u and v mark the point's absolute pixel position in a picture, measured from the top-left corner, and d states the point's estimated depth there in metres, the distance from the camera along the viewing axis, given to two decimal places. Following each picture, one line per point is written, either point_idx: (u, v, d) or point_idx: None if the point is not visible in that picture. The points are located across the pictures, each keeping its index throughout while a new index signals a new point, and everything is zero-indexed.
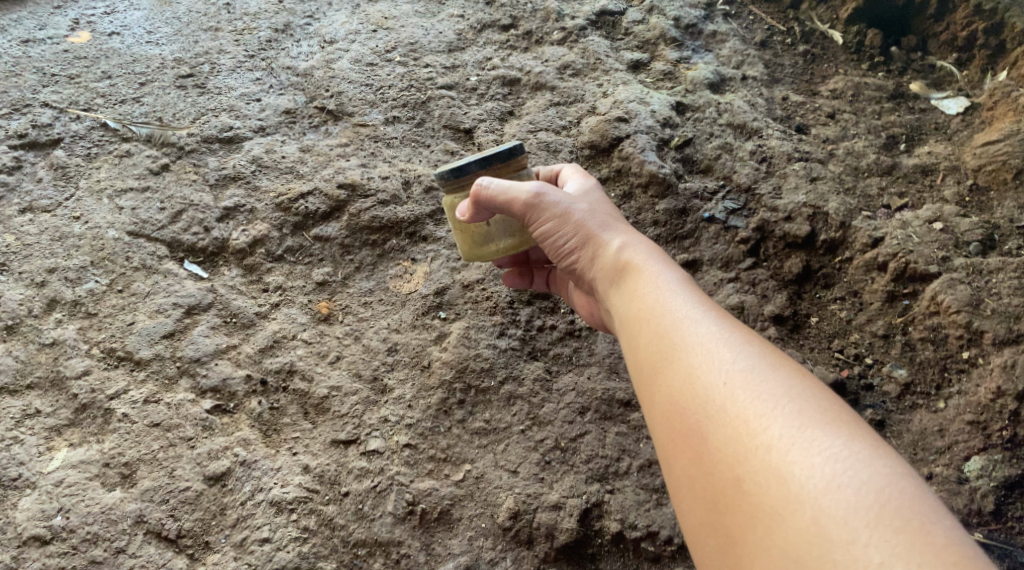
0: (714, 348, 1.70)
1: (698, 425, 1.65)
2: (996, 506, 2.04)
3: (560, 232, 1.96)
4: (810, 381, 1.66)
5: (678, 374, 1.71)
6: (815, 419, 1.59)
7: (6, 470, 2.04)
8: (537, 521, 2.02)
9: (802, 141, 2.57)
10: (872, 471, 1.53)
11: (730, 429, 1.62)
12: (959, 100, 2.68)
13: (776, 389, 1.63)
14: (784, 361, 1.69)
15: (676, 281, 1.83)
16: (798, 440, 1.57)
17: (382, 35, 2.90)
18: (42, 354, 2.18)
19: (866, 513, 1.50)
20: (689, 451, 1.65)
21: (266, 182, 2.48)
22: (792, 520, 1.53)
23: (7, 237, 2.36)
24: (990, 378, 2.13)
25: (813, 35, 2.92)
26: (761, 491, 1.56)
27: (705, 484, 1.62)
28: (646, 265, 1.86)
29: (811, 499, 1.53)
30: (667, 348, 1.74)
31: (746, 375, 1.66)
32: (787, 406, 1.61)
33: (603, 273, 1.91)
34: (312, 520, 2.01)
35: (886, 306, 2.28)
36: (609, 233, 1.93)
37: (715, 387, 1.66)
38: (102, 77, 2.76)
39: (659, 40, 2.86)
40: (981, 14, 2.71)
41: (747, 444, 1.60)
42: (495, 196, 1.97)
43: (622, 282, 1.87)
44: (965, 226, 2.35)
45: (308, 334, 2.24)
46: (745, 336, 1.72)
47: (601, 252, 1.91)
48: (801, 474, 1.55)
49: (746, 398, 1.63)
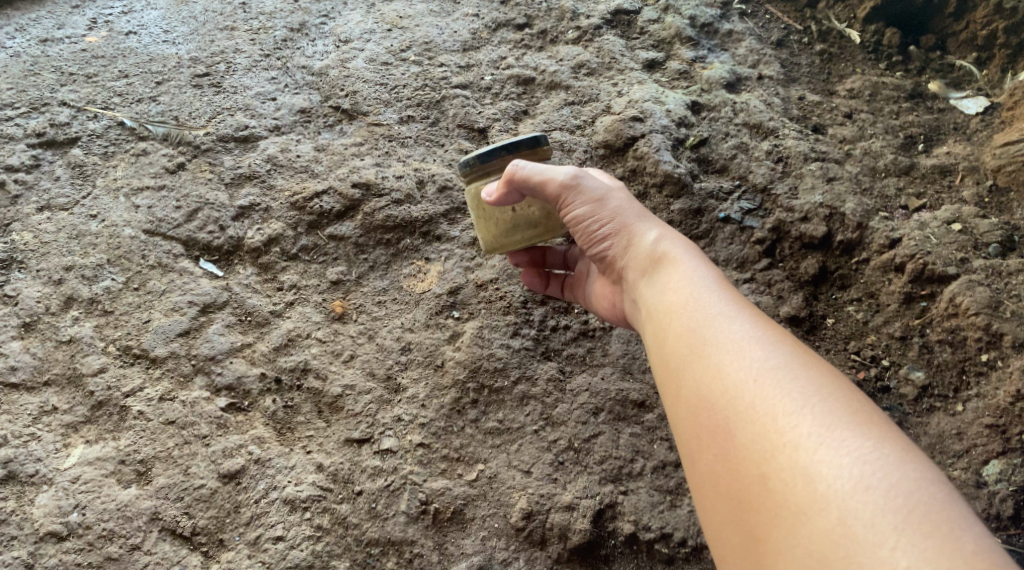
0: (746, 344, 1.70)
1: (726, 422, 1.65)
2: (1014, 510, 2.02)
3: (595, 216, 1.96)
4: (841, 382, 1.64)
5: (707, 368, 1.71)
6: (845, 419, 1.58)
7: (24, 466, 2.05)
8: (550, 521, 2.02)
9: (818, 141, 2.56)
10: (901, 473, 1.52)
11: (758, 426, 1.62)
12: (978, 100, 2.66)
13: (806, 388, 1.62)
14: (817, 361, 1.68)
15: (713, 277, 1.83)
16: (827, 439, 1.56)
17: (396, 35, 2.90)
18: (58, 352, 2.19)
19: (895, 516, 1.49)
20: (715, 447, 1.65)
21: (282, 180, 2.49)
22: (818, 520, 1.52)
23: (25, 235, 2.38)
24: (1010, 381, 2.12)
25: (830, 34, 2.90)
26: (787, 490, 1.56)
27: (729, 483, 1.62)
28: (682, 259, 1.87)
29: (838, 499, 1.52)
30: (698, 342, 1.74)
31: (775, 373, 1.65)
32: (817, 405, 1.60)
33: (637, 261, 1.92)
34: (326, 518, 2.01)
35: (903, 308, 2.27)
36: (647, 223, 1.94)
37: (744, 383, 1.66)
38: (119, 76, 2.77)
39: (674, 39, 2.85)
40: (1001, 13, 2.68)
41: (775, 441, 1.59)
42: (530, 176, 1.99)
43: (656, 273, 1.88)
44: (984, 228, 2.33)
45: (323, 332, 2.24)
46: (776, 334, 1.72)
47: (636, 240, 1.93)
48: (829, 473, 1.54)
49: (776, 395, 1.62)
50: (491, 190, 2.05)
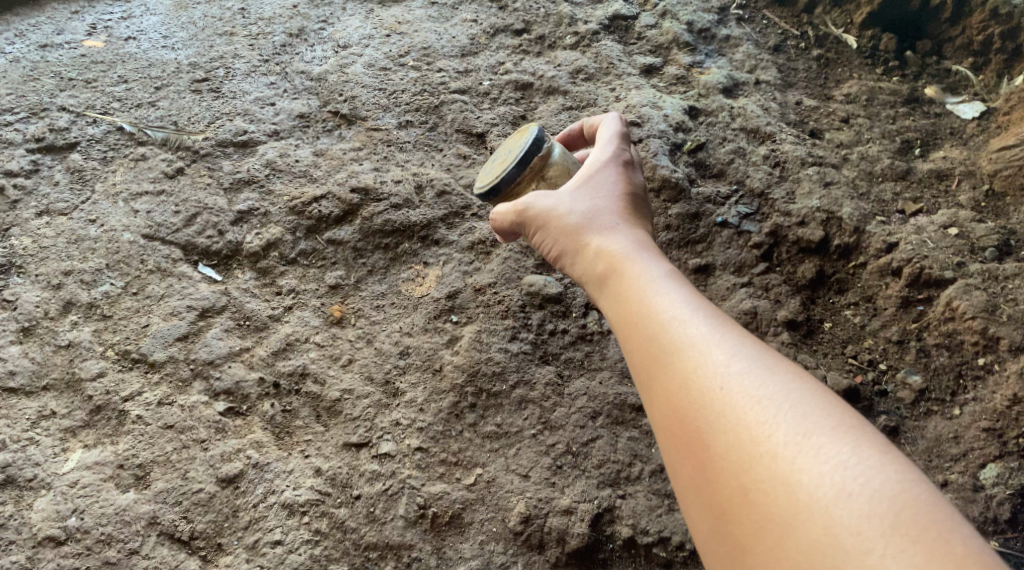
0: (706, 351, 1.69)
1: (700, 433, 1.64)
2: (1012, 514, 2.03)
3: (546, 236, 1.96)
4: (811, 384, 1.64)
5: (672, 380, 1.69)
6: (819, 425, 1.58)
7: (22, 470, 2.05)
8: (549, 525, 2.02)
9: (815, 146, 2.57)
10: (883, 478, 1.52)
11: (732, 436, 1.61)
12: (974, 104, 2.67)
13: (777, 394, 1.62)
14: (782, 363, 1.67)
15: (669, 280, 1.80)
16: (805, 447, 1.56)
17: (395, 40, 2.91)
18: (57, 356, 2.19)
19: (881, 521, 1.49)
20: (693, 459, 1.65)
21: (280, 185, 2.50)
22: (804, 530, 1.52)
23: (24, 240, 2.38)
24: (1006, 385, 2.12)
25: (827, 39, 2.91)
26: (769, 501, 1.56)
27: (710, 494, 1.62)
28: (633, 264, 1.83)
29: (822, 507, 1.52)
30: (658, 353, 1.73)
31: (744, 381, 1.64)
32: (791, 412, 1.60)
33: (591, 272, 1.89)
34: (324, 522, 2.02)
35: (900, 312, 2.27)
36: (599, 229, 1.91)
37: (713, 393, 1.65)
38: (118, 81, 2.78)
39: (672, 44, 2.87)
40: (997, 18, 2.69)
41: (752, 452, 1.59)
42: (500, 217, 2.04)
43: (609, 283, 1.85)
44: (981, 232, 2.34)
45: (321, 337, 2.25)
46: (740, 337, 1.70)
47: (587, 251, 1.90)
48: (810, 482, 1.54)
49: (746, 405, 1.62)
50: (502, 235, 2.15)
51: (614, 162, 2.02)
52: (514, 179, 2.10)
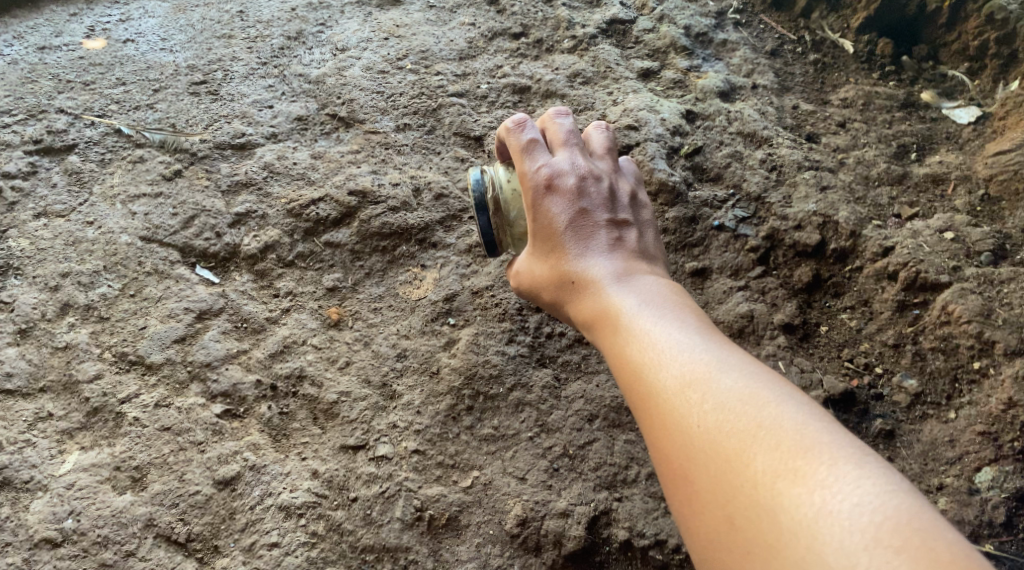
0: (679, 396, 1.69)
1: (684, 469, 1.65)
2: (1007, 517, 2.03)
3: (538, 298, 2.00)
4: (783, 404, 1.63)
5: (655, 429, 1.70)
6: (793, 447, 1.58)
7: (19, 472, 2.05)
8: (545, 528, 2.03)
9: (812, 150, 2.57)
10: (862, 492, 1.52)
11: (713, 469, 1.62)
12: (970, 109, 2.68)
13: (751, 422, 1.62)
14: (752, 383, 1.66)
15: (638, 318, 1.80)
16: (783, 471, 1.56)
17: (393, 43, 2.91)
18: (54, 358, 2.19)
19: (863, 536, 1.49)
20: (681, 494, 1.65)
21: (278, 188, 2.50)
22: (790, 552, 1.52)
23: (21, 241, 2.38)
24: (1001, 389, 2.13)
25: (824, 44, 2.93)
26: (754, 526, 1.56)
27: (699, 526, 1.63)
28: (610, 314, 1.84)
29: (805, 528, 1.52)
30: (639, 398, 1.74)
31: (717, 414, 1.64)
32: (767, 437, 1.60)
33: (578, 320, 1.92)
34: (321, 525, 2.02)
35: (896, 315, 2.28)
36: (575, 290, 1.92)
37: (691, 433, 1.65)
38: (116, 84, 2.78)
39: (669, 48, 2.87)
40: (992, 24, 2.69)
41: (734, 482, 1.59)
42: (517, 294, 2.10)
43: (594, 332, 1.88)
44: (976, 236, 2.34)
45: (319, 339, 2.25)
46: (709, 362, 1.70)
47: (569, 305, 1.93)
48: (791, 504, 1.54)
49: (721, 437, 1.62)
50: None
51: (541, 193, 1.97)
52: (489, 230, 2.09)
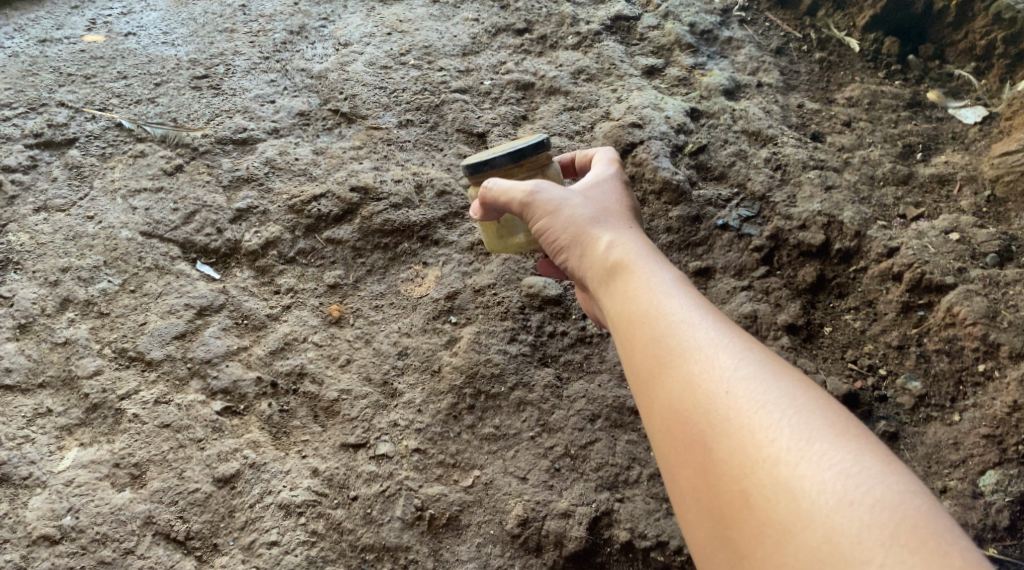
0: (713, 357, 1.68)
1: (702, 436, 1.63)
2: (1011, 521, 2.02)
3: (553, 226, 1.95)
4: (814, 392, 1.63)
5: (678, 382, 1.68)
6: (822, 431, 1.57)
7: (17, 468, 2.03)
8: (547, 528, 2.02)
9: (817, 149, 2.56)
10: (885, 488, 1.52)
11: (734, 440, 1.60)
12: (977, 109, 2.66)
13: (781, 400, 1.61)
14: (786, 370, 1.66)
15: (676, 282, 1.80)
16: (807, 454, 1.56)
17: (396, 38, 2.90)
18: (53, 353, 2.18)
19: (881, 531, 1.49)
20: (695, 461, 1.63)
21: (280, 184, 2.48)
22: (805, 537, 1.51)
23: (21, 236, 2.37)
24: (1006, 392, 2.12)
25: (829, 42, 2.91)
26: (770, 507, 1.55)
27: (709, 499, 1.61)
28: (639, 264, 1.84)
29: (823, 515, 1.51)
30: (663, 353, 1.72)
31: (747, 384, 1.63)
32: (796, 417, 1.59)
33: (594, 269, 1.89)
34: (321, 523, 2.01)
35: (900, 317, 2.26)
36: (602, 228, 1.91)
37: (719, 397, 1.64)
38: (117, 77, 2.76)
39: (674, 45, 2.85)
40: (1000, 23, 2.67)
41: (754, 457, 1.58)
42: (497, 197, 2.02)
43: (614, 279, 1.84)
44: (982, 237, 2.33)
45: (320, 336, 2.24)
46: (746, 342, 1.70)
47: (591, 248, 1.89)
48: (811, 489, 1.53)
49: (751, 409, 1.61)
50: (475, 208, 2.10)
51: (615, 178, 2.04)
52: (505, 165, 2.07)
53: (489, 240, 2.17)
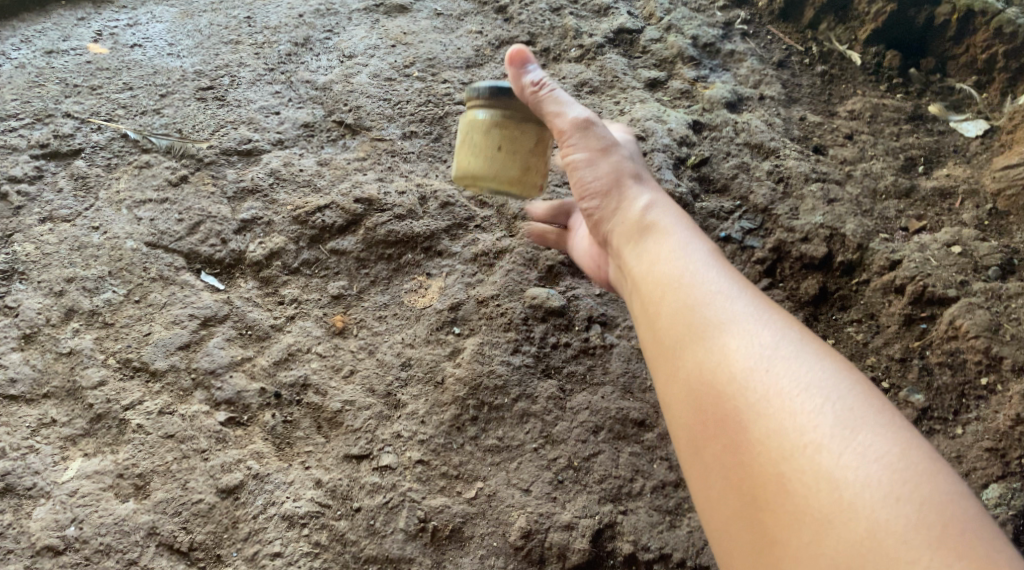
0: (755, 333, 1.70)
1: (740, 415, 1.64)
2: (1014, 535, 1.98)
3: (594, 167, 2.04)
4: (859, 383, 1.64)
5: (717, 357, 1.70)
6: (868, 424, 1.57)
7: (21, 479, 2.04)
8: (549, 540, 2.02)
9: (819, 162, 2.57)
10: (929, 489, 1.52)
11: (775, 424, 1.60)
12: (978, 123, 2.68)
13: (825, 387, 1.62)
14: (830, 359, 1.67)
15: (711, 254, 1.86)
16: (851, 444, 1.56)
17: (400, 50, 2.91)
18: (58, 364, 2.18)
19: (927, 531, 1.48)
20: (732, 441, 1.63)
21: (283, 195, 2.49)
22: (844, 528, 1.51)
23: (27, 246, 2.37)
24: (1009, 404, 2.11)
25: (830, 56, 2.93)
26: (810, 494, 1.54)
27: (745, 482, 1.61)
28: (674, 230, 1.92)
29: (866, 509, 1.51)
30: (701, 325, 1.75)
31: (789, 368, 1.64)
32: (840, 406, 1.59)
33: (624, 225, 1.98)
34: (324, 535, 2.01)
35: (903, 329, 2.27)
36: (638, 189, 2.01)
37: (759, 378, 1.65)
38: (123, 88, 2.77)
39: (676, 58, 2.87)
40: (1001, 38, 2.68)
41: (794, 443, 1.58)
42: (547, 103, 2.04)
43: (644, 237, 1.93)
44: (984, 251, 2.34)
45: (323, 347, 2.24)
46: (789, 327, 1.71)
47: (626, 205, 1.99)
48: (856, 480, 1.53)
49: (793, 392, 1.62)
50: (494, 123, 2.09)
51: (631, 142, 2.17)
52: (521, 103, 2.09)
53: (477, 166, 2.13)
